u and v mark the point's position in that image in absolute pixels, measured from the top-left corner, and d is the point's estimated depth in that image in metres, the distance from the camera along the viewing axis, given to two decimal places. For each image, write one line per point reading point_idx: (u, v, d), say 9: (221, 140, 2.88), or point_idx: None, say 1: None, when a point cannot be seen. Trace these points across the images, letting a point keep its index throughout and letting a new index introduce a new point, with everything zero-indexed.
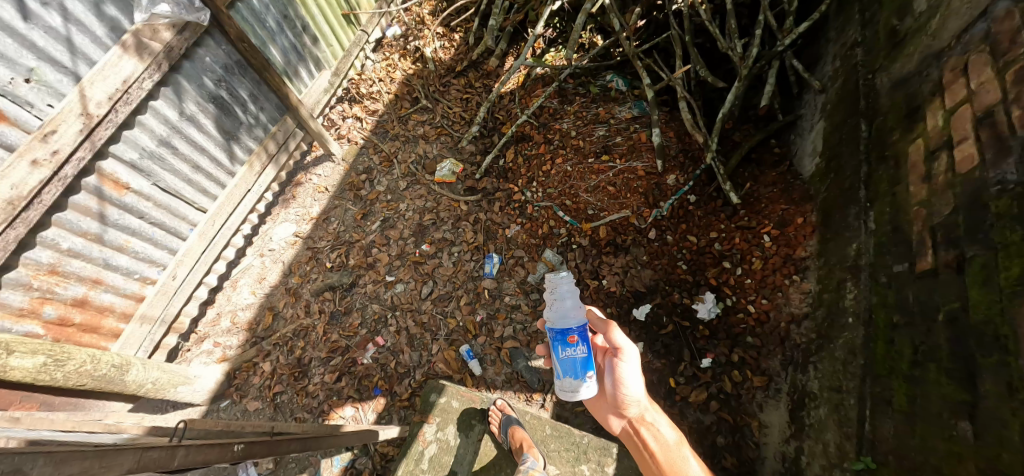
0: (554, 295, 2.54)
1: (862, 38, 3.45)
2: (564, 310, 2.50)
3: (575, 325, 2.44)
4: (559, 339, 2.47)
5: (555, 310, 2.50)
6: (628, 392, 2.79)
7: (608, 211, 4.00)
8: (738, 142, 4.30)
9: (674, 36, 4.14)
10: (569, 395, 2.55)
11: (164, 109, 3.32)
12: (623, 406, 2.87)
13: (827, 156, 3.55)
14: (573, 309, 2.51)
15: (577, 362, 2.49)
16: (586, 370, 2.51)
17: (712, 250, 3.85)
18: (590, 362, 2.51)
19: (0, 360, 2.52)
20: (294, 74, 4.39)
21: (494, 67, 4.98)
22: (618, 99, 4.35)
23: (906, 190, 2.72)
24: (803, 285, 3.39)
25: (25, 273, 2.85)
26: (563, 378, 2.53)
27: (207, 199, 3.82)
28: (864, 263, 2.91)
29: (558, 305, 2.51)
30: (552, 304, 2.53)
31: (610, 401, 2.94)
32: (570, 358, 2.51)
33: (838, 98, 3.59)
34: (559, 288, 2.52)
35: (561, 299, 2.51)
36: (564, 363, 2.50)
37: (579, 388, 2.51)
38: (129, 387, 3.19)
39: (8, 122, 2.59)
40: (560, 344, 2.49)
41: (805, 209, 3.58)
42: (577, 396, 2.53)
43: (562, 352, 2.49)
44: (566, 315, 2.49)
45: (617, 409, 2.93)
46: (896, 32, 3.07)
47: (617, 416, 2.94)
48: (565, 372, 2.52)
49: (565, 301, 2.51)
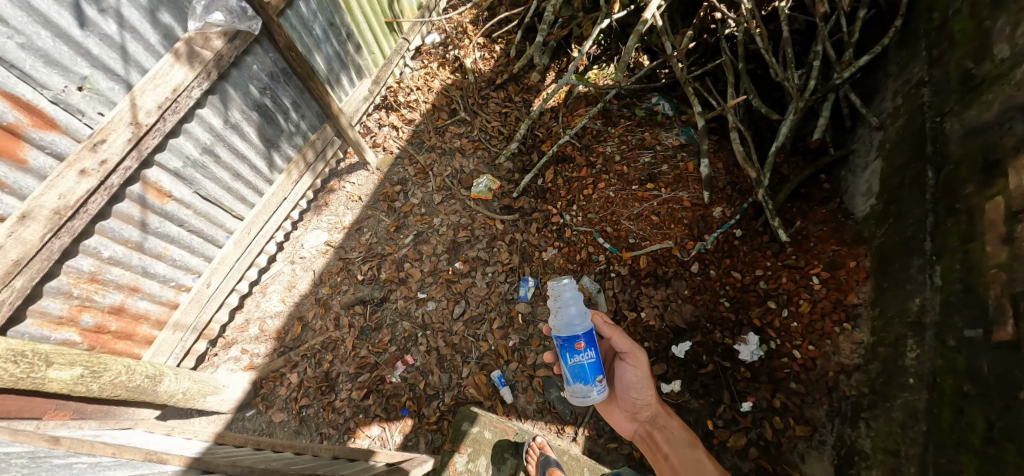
0: (559, 303, 2.49)
1: (930, 77, 2.90)
2: (569, 317, 2.45)
3: (582, 332, 2.40)
4: (566, 346, 2.45)
5: (561, 318, 2.45)
6: (640, 396, 2.86)
7: (650, 241, 3.90)
8: (785, 176, 3.91)
9: (726, 63, 3.94)
10: (580, 400, 2.53)
11: (210, 118, 3.46)
12: (636, 410, 2.94)
13: (884, 198, 3.08)
14: (578, 315, 2.45)
15: (587, 367, 2.47)
16: (595, 374, 2.48)
17: (756, 287, 3.58)
18: (598, 366, 2.48)
19: (40, 373, 2.50)
20: (336, 82, 4.63)
21: (535, 82, 4.95)
22: (664, 124, 4.26)
23: (981, 248, 2.29)
24: (854, 334, 3.07)
25: (66, 282, 2.93)
26: (573, 383, 2.51)
27: (244, 206, 4.00)
28: (929, 323, 2.52)
29: (562, 312, 2.45)
30: (557, 312, 2.47)
31: (622, 405, 3.00)
32: (578, 364, 2.48)
33: (898, 137, 3.07)
34: (563, 295, 2.48)
35: (565, 307, 2.46)
36: (574, 369, 2.47)
37: (591, 393, 2.49)
38: (160, 397, 3.19)
39: (59, 130, 2.69)
40: (568, 351, 2.46)
41: (858, 252, 3.19)
42: (589, 401, 2.51)
43: (570, 359, 2.46)
44: (573, 323, 2.45)
45: (628, 412, 2.99)
46: (969, 75, 2.56)
47: (628, 419, 3.01)
48: (575, 378, 2.50)
49: (570, 308, 2.46)
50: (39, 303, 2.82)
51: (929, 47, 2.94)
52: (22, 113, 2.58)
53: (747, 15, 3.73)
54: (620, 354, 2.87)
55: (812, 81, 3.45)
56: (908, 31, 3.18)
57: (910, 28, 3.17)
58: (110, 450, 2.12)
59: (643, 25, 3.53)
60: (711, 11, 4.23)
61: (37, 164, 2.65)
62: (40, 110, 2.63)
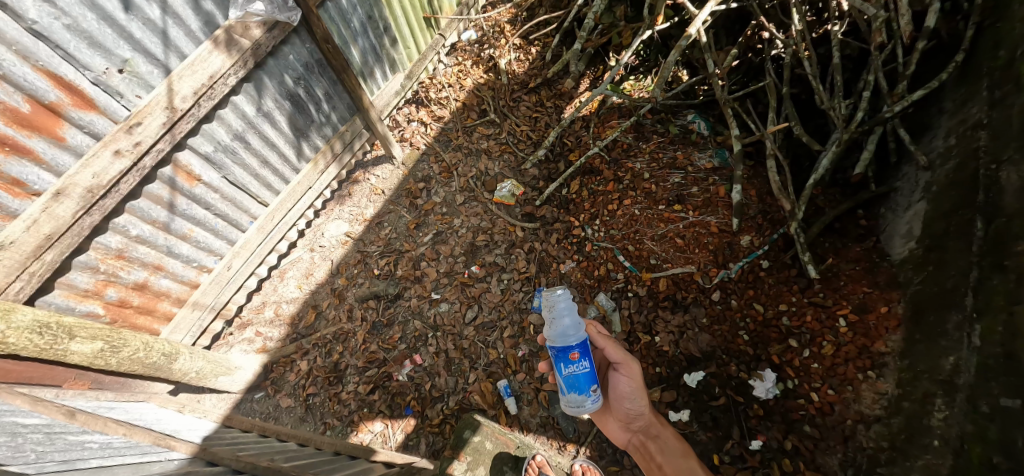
0: (552, 314, 2.51)
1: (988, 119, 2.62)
2: (563, 329, 2.48)
3: (576, 343, 2.43)
4: (560, 357, 2.47)
5: (555, 330, 2.48)
6: (634, 406, 2.91)
7: (672, 264, 3.80)
8: (821, 208, 3.67)
9: (769, 86, 3.73)
10: (574, 408, 2.60)
11: (243, 105, 3.49)
12: (631, 420, 3.00)
13: (924, 242, 2.84)
14: (572, 326, 2.48)
15: (581, 377, 2.51)
16: (589, 385, 2.52)
17: (778, 323, 3.40)
18: (592, 377, 2.51)
19: (62, 345, 2.58)
20: (370, 75, 4.61)
21: (569, 89, 4.86)
22: (698, 144, 4.14)
23: None
24: (878, 384, 2.87)
25: (94, 257, 3.04)
26: (568, 393, 2.57)
27: (270, 193, 4.05)
28: (961, 384, 2.32)
29: (557, 323, 2.48)
30: (551, 323, 2.50)
31: (616, 415, 3.04)
32: (573, 374, 2.52)
33: (946, 180, 2.81)
34: (557, 306, 2.51)
35: (559, 318, 2.48)
36: (568, 379, 2.52)
37: (585, 403, 2.54)
38: (174, 374, 3.28)
39: (98, 111, 2.76)
40: (562, 361, 2.49)
41: (891, 297, 2.97)
42: (584, 410, 2.57)
43: (565, 369, 2.50)
44: (567, 334, 2.48)
45: (622, 422, 3.05)
46: None
47: (623, 429, 3.07)
48: (569, 387, 2.55)
49: (564, 319, 2.48)
50: (66, 276, 2.93)
51: (990, 87, 2.65)
52: (64, 92, 2.64)
53: (797, 38, 3.53)
54: (613, 365, 2.92)
55: (859, 113, 3.21)
56: (969, 67, 2.87)
57: (970, 63, 2.88)
58: (121, 431, 2.11)
59: (687, 40, 3.34)
60: (759, 30, 4.04)
61: (75, 142, 2.73)
62: (80, 90, 2.69)
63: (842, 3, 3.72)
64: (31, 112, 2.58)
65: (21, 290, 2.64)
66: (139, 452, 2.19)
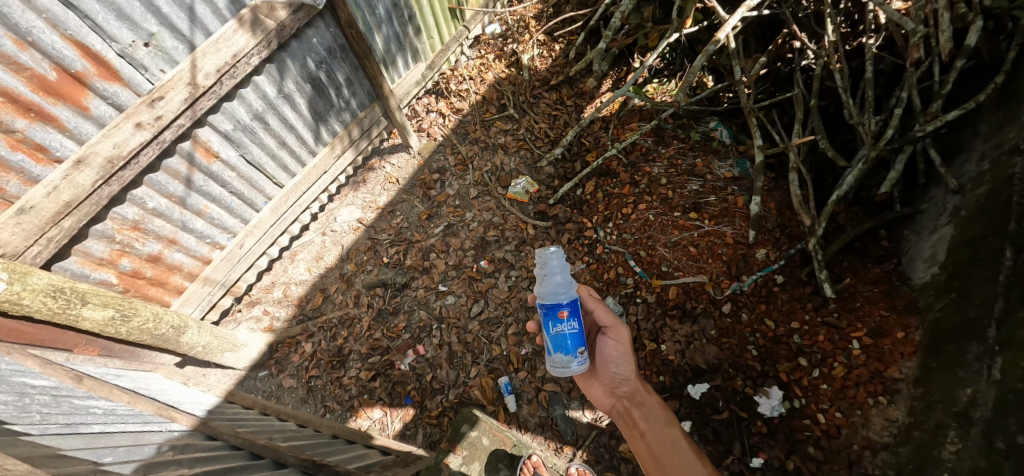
0: (544, 271, 2.42)
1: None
2: (554, 286, 2.39)
3: (566, 301, 2.34)
4: (549, 315, 2.38)
5: (546, 286, 2.40)
6: (620, 370, 2.81)
7: (683, 272, 3.73)
8: (841, 226, 3.57)
9: (796, 97, 3.63)
10: (560, 370, 2.47)
11: (265, 86, 3.51)
12: (616, 384, 2.87)
13: (947, 268, 2.74)
14: (563, 284, 2.39)
15: (569, 338, 2.40)
16: (576, 346, 2.41)
17: (789, 341, 3.32)
18: (580, 337, 2.41)
19: (75, 310, 2.63)
20: (392, 63, 4.60)
21: (590, 88, 4.80)
22: (719, 152, 4.06)
23: None
24: (889, 410, 2.80)
25: (111, 227, 3.09)
26: (554, 353, 2.45)
27: (285, 175, 4.07)
28: (978, 418, 2.23)
29: (548, 280, 2.40)
30: (542, 281, 2.42)
31: (601, 378, 2.93)
32: (560, 334, 2.42)
33: (977, 205, 2.69)
34: (549, 263, 2.41)
35: (550, 274, 2.40)
36: (555, 339, 2.42)
37: (571, 364, 2.42)
38: (181, 347, 3.32)
39: (122, 83, 2.79)
40: (551, 320, 2.40)
41: (908, 322, 2.88)
42: (569, 373, 2.44)
43: (553, 328, 2.40)
44: (557, 291, 2.39)
45: (607, 386, 2.92)
46: None
47: (607, 393, 2.93)
48: (556, 348, 2.44)
49: (556, 276, 2.40)
50: (83, 244, 3.00)
51: None
52: (90, 62, 2.67)
53: (829, 49, 3.42)
54: (602, 328, 2.83)
55: (888, 130, 3.11)
56: (1009, 90, 2.75)
57: (1011, 85, 2.76)
58: (125, 398, 2.18)
59: (716, 45, 3.27)
60: (791, 39, 3.93)
61: (98, 112, 2.77)
62: (106, 61, 2.71)
63: (879, 16, 3.60)
64: (57, 80, 2.62)
65: (38, 254, 2.70)
66: (141, 422, 2.17)
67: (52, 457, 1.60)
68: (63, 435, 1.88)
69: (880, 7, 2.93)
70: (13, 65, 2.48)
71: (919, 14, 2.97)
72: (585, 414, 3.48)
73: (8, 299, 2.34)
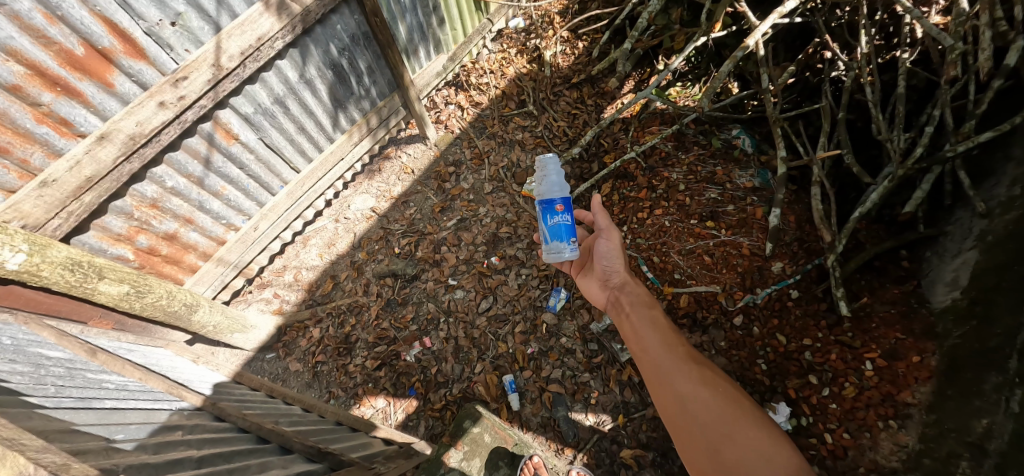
0: (543, 172, 2.75)
1: None
2: (549, 184, 2.71)
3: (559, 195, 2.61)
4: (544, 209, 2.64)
5: (543, 184, 2.72)
6: (610, 263, 2.86)
7: (696, 281, 3.68)
8: (861, 243, 3.49)
9: (823, 109, 3.55)
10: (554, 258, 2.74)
11: (287, 70, 3.51)
12: (607, 277, 2.91)
13: (970, 294, 2.67)
14: (558, 183, 2.71)
15: (563, 228, 2.65)
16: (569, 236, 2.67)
17: (800, 357, 3.27)
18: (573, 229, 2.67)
19: (92, 283, 2.66)
20: (413, 53, 4.57)
21: (612, 88, 4.73)
22: (740, 161, 3.98)
23: None
24: (899, 435, 2.74)
25: (130, 204, 3.12)
26: (549, 243, 2.70)
27: (303, 161, 4.07)
28: (993, 451, 2.18)
29: (545, 179, 2.73)
30: (540, 181, 2.74)
31: (595, 273, 2.99)
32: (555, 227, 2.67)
33: (1006, 230, 2.60)
34: (546, 166, 2.75)
35: (547, 175, 2.73)
36: (551, 230, 2.66)
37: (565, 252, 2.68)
38: (193, 325, 3.35)
39: (147, 61, 2.78)
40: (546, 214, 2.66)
41: (925, 347, 2.81)
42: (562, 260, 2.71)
43: (548, 220, 2.65)
44: (552, 188, 2.70)
45: (601, 280, 2.96)
46: None
47: (600, 288, 2.96)
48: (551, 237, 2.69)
49: (552, 176, 2.72)
50: (102, 219, 3.03)
51: None
52: (117, 39, 2.67)
53: (861, 61, 3.33)
54: (597, 232, 2.91)
55: (917, 149, 3.01)
56: None
57: None
58: (137, 375, 2.23)
59: (744, 51, 3.27)
60: (821, 49, 3.84)
61: (122, 89, 2.78)
62: (133, 38, 2.70)
63: (915, 30, 3.49)
64: (84, 55, 2.62)
65: (58, 227, 2.73)
66: (151, 399, 2.19)
67: (68, 432, 1.62)
68: (76, 408, 1.88)
69: (918, 20, 2.76)
70: (41, 39, 2.49)
71: (959, 30, 2.86)
72: (587, 417, 3.47)
73: (28, 270, 2.37)
